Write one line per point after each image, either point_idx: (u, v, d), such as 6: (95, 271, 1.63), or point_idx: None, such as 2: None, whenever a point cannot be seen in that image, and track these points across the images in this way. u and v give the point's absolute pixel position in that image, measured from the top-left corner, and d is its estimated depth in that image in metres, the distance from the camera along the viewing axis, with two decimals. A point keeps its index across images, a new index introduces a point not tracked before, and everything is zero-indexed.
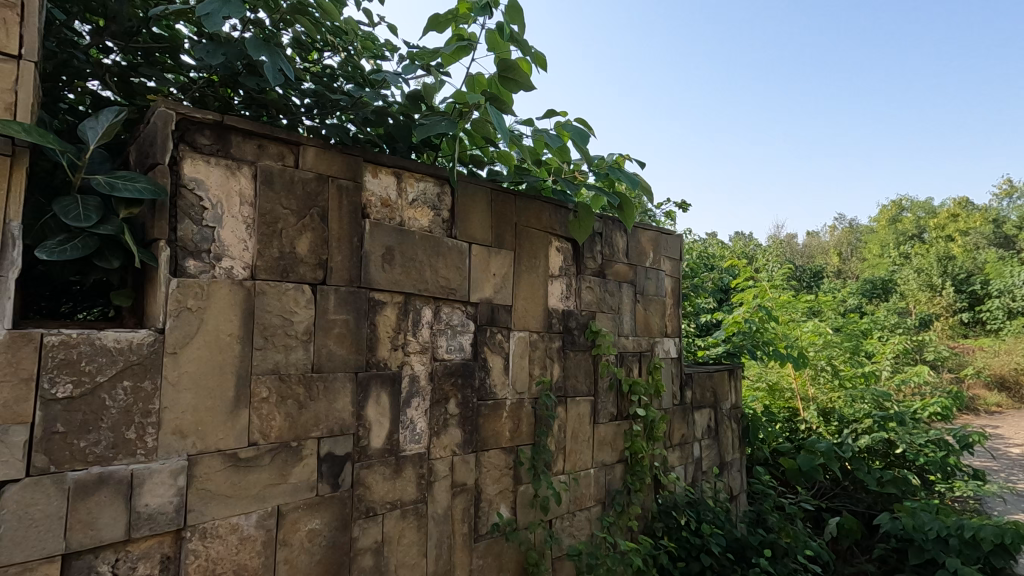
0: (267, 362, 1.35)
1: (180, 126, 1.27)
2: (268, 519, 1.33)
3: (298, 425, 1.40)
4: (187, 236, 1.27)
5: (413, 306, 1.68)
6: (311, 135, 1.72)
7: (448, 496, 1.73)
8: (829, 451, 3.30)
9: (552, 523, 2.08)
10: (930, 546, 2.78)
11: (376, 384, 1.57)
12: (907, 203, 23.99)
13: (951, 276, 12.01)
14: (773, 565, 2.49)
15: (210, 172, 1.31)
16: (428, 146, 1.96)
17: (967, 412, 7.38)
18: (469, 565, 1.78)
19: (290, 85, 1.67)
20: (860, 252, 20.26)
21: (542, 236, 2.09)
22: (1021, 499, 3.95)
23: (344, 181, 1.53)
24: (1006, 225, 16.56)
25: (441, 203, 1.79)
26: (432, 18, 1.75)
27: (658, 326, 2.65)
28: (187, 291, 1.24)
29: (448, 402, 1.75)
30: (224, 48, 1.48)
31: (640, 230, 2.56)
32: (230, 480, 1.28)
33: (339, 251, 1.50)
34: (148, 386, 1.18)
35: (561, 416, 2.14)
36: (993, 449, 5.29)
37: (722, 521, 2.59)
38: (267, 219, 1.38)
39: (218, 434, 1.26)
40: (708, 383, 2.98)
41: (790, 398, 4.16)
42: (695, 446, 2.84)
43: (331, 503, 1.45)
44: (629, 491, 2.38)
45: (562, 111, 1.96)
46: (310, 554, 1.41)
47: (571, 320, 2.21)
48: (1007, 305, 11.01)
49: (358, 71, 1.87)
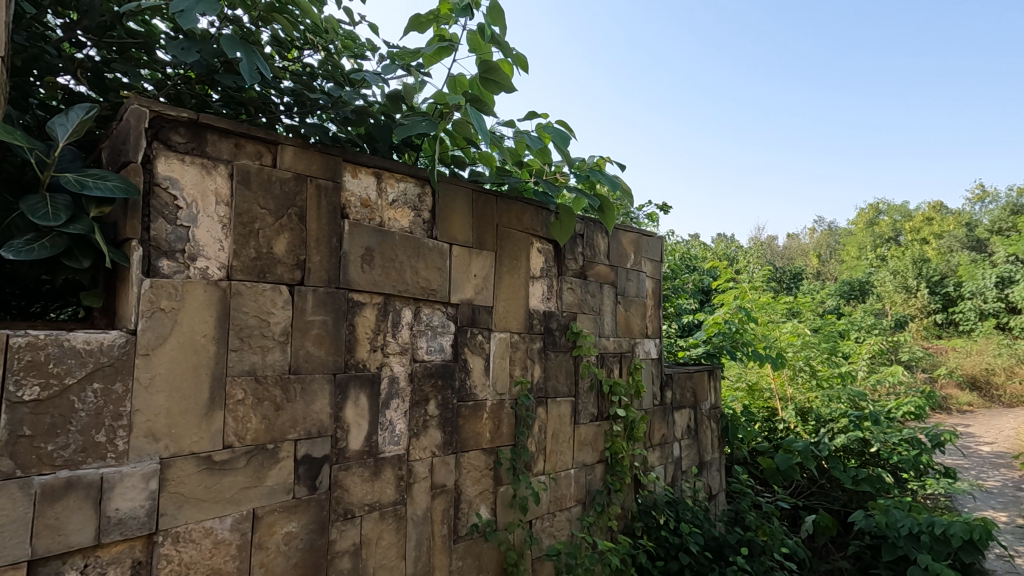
0: (243, 364, 1.34)
1: (153, 124, 1.25)
2: (244, 523, 1.32)
3: (275, 427, 1.39)
4: (161, 235, 1.25)
5: (393, 307, 1.67)
6: (290, 133, 1.71)
7: (427, 497, 1.73)
8: (806, 450, 3.36)
9: (532, 523, 2.09)
10: (903, 543, 2.86)
11: (355, 386, 1.56)
12: (884, 207, 24.49)
13: (925, 278, 12.31)
14: (750, 563, 2.53)
15: (185, 171, 1.29)
16: (409, 146, 1.95)
17: (940, 411, 7.55)
18: (449, 566, 1.78)
19: (269, 83, 1.65)
20: (838, 254, 20.62)
21: (523, 237, 2.10)
22: (990, 495, 4.06)
23: (323, 181, 1.51)
24: (978, 229, 16.98)
25: (421, 204, 1.78)
26: (413, 18, 1.74)
27: (638, 327, 2.67)
28: (160, 292, 1.22)
29: (428, 403, 1.75)
30: (199, 45, 1.46)
31: (621, 232, 2.58)
32: (204, 483, 1.26)
33: (318, 252, 1.49)
34: (119, 389, 1.16)
35: (542, 417, 2.14)
36: (964, 447, 5.43)
37: (700, 520, 2.63)
38: (244, 218, 1.36)
39: (191, 436, 1.25)
40: (688, 384, 3.02)
41: (768, 398, 4.22)
42: (674, 446, 2.87)
43: (308, 506, 1.44)
44: (608, 491, 2.40)
45: (544, 113, 1.97)
46: (287, 557, 1.40)
47: (553, 321, 2.21)
48: (978, 307, 11.28)
49: (338, 71, 1.85)
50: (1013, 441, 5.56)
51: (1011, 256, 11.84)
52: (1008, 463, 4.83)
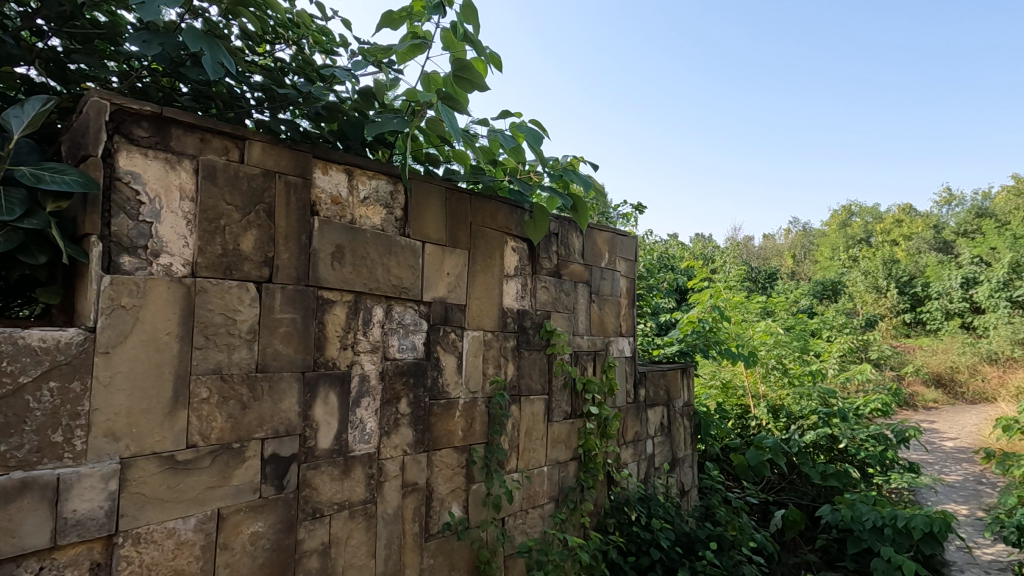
0: (209, 362, 1.32)
1: (114, 117, 1.23)
2: (208, 523, 1.30)
3: (240, 426, 1.37)
4: (122, 231, 1.23)
5: (364, 305, 1.66)
6: (259, 128, 1.68)
7: (398, 496, 1.72)
8: (776, 447, 3.42)
9: (504, 521, 2.09)
10: (867, 536, 2.93)
11: (324, 384, 1.55)
12: (858, 209, 25.03)
13: (894, 279, 12.64)
14: (719, 558, 2.58)
15: (148, 166, 1.27)
16: (382, 144, 1.95)
17: (907, 408, 7.75)
18: (420, 565, 1.78)
19: (238, 78, 1.63)
20: (812, 255, 21.03)
21: (497, 236, 2.10)
22: (952, 489, 4.19)
23: (293, 177, 1.50)
24: (945, 232, 17.45)
25: (393, 201, 1.77)
26: (385, 15, 1.73)
27: (612, 326, 2.70)
28: (121, 289, 1.19)
29: (400, 401, 1.75)
30: (162, 37, 1.43)
31: (596, 231, 2.61)
32: (166, 483, 1.24)
33: (286, 249, 1.47)
34: (77, 387, 1.13)
35: (515, 414, 2.15)
36: (928, 442, 5.60)
37: (671, 516, 2.67)
38: (210, 215, 1.34)
39: (154, 435, 1.23)
40: (661, 382, 3.05)
41: (741, 395, 4.29)
42: (647, 442, 2.91)
43: (275, 506, 1.43)
44: (581, 488, 2.41)
45: (517, 112, 1.98)
46: (253, 557, 1.38)
47: (526, 319, 2.22)
48: (945, 307, 11.58)
49: (310, 66, 1.84)
50: (975, 437, 5.73)
51: (976, 257, 12.19)
52: (970, 458, 4.98)
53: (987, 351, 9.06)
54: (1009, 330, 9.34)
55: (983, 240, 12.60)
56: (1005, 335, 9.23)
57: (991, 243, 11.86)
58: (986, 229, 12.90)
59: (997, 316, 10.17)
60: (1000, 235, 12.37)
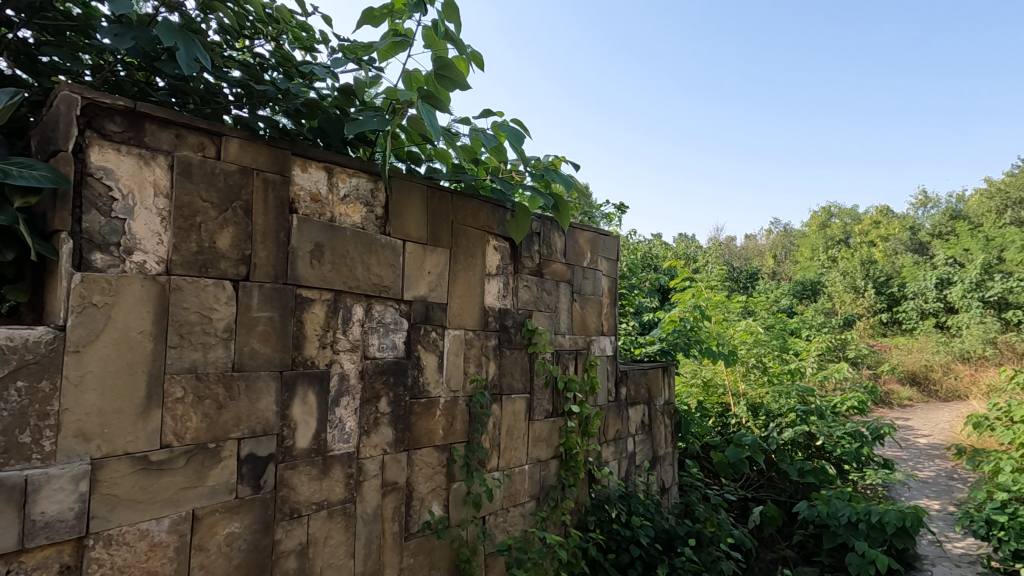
0: (183, 361, 1.30)
1: (86, 112, 1.20)
2: (182, 524, 1.29)
3: (216, 426, 1.35)
4: (94, 228, 1.20)
5: (343, 304, 1.65)
6: (237, 125, 1.66)
7: (377, 495, 1.72)
8: (755, 444, 3.47)
9: (485, 519, 2.10)
10: (842, 531, 2.99)
11: (303, 384, 1.54)
12: (836, 211, 25.51)
13: (871, 279, 12.89)
14: (698, 555, 2.62)
15: (121, 161, 1.24)
16: (362, 142, 1.94)
17: (882, 405, 7.92)
18: (400, 564, 1.77)
19: (215, 74, 1.61)
20: (792, 255, 21.35)
21: (479, 235, 2.10)
22: (924, 485, 4.28)
23: (271, 174, 1.48)
24: (921, 233, 17.81)
25: (374, 199, 1.76)
26: (366, 12, 1.72)
27: (594, 325, 2.71)
28: (92, 287, 1.17)
29: (379, 400, 1.74)
30: (135, 32, 1.40)
31: (577, 231, 2.62)
32: (139, 484, 1.23)
33: (264, 246, 1.46)
34: (46, 387, 1.11)
35: (496, 413, 2.16)
36: (903, 439, 5.72)
37: (651, 513, 2.69)
38: (185, 212, 1.32)
39: (126, 435, 1.21)
40: (643, 380, 3.08)
41: (722, 394, 4.35)
42: (628, 441, 2.93)
43: (252, 506, 1.41)
44: (562, 487, 2.43)
45: (499, 112, 1.98)
46: (229, 558, 1.37)
47: (508, 318, 2.22)
48: (920, 306, 11.81)
49: (290, 62, 1.81)
50: (947, 433, 5.87)
51: (950, 258, 12.46)
52: (942, 454, 5.10)
53: (959, 350, 9.26)
54: (981, 329, 9.57)
55: (957, 242, 12.90)
56: (976, 334, 9.45)
57: (964, 245, 12.14)
58: (959, 230, 13.22)
59: (969, 315, 10.41)
60: (972, 236, 12.66)
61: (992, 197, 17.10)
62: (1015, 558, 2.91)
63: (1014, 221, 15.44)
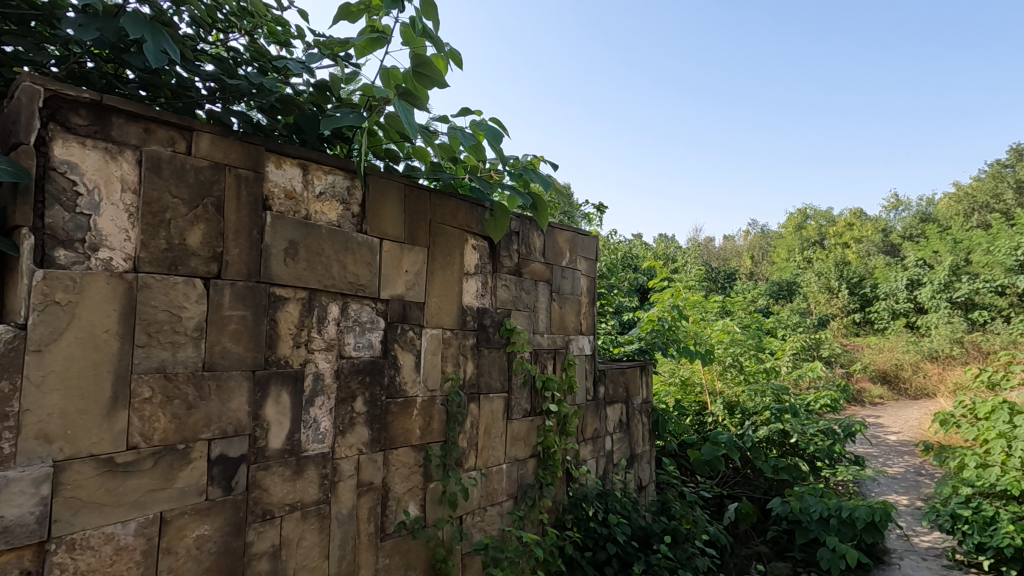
0: (151, 360, 1.27)
1: (49, 104, 1.16)
2: (150, 527, 1.26)
3: (186, 426, 1.33)
4: (57, 224, 1.17)
5: (318, 302, 1.63)
6: (211, 119, 1.62)
7: (353, 496, 1.70)
8: (730, 442, 3.53)
9: (462, 518, 2.10)
10: (814, 527, 3.06)
11: (276, 383, 1.51)
12: (811, 213, 26.07)
13: (845, 280, 13.20)
14: (673, 551, 2.66)
15: (86, 156, 1.21)
16: (339, 139, 1.92)
17: (854, 403, 8.09)
18: (375, 565, 1.76)
19: (187, 68, 1.57)
20: (769, 256, 21.71)
21: (457, 234, 2.09)
22: (893, 480, 4.40)
23: (243, 171, 1.46)
24: (892, 236, 18.26)
25: (351, 197, 1.74)
26: (343, 7, 1.70)
27: (573, 325, 2.73)
28: (55, 284, 1.14)
29: (355, 400, 1.72)
30: (100, 23, 1.36)
31: (556, 231, 2.63)
32: (105, 487, 1.20)
33: (236, 244, 1.43)
34: (5, 387, 1.08)
35: (473, 412, 2.15)
36: (873, 437, 5.87)
37: (628, 511, 2.71)
38: (154, 208, 1.29)
39: (91, 437, 1.18)
40: (621, 379, 3.11)
41: (699, 392, 4.41)
42: (606, 439, 2.95)
43: (223, 508, 1.39)
44: (540, 485, 2.44)
45: (477, 110, 1.98)
46: (199, 561, 1.34)
47: (486, 317, 2.22)
48: (892, 307, 12.09)
49: (264, 57, 1.79)
50: (916, 430, 6.03)
51: (920, 260, 12.78)
52: (911, 451, 5.24)
53: (928, 349, 9.51)
54: (949, 329, 9.85)
55: (927, 244, 13.28)
56: (944, 334, 9.74)
57: (934, 247, 12.48)
58: (929, 233, 13.61)
59: (938, 315, 10.70)
60: (941, 238, 13.01)
61: (960, 201, 17.64)
62: (978, 551, 3.02)
63: (981, 224, 15.94)
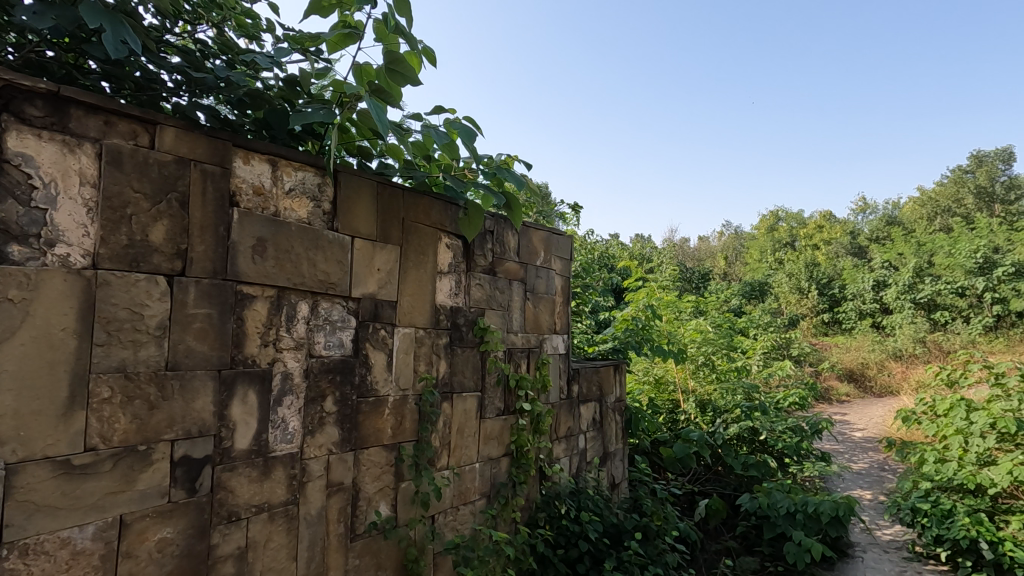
0: (111, 360, 1.24)
1: (3, 94, 1.12)
2: (109, 531, 1.23)
3: (147, 427, 1.29)
4: (11, 218, 1.13)
5: (287, 301, 1.61)
6: (177, 112, 1.59)
7: (322, 496, 1.68)
8: (701, 439, 3.60)
9: (434, 518, 2.09)
10: (781, 522, 3.13)
11: (242, 383, 1.49)
12: (783, 215, 26.68)
13: (815, 280, 13.51)
14: (644, 547, 2.69)
15: (42, 148, 1.17)
16: (310, 135, 1.90)
17: (822, 402, 8.30)
18: (345, 565, 1.74)
19: (152, 59, 1.54)
20: (741, 257, 22.09)
21: (430, 233, 2.08)
22: (858, 476, 4.52)
23: (209, 166, 1.43)
24: (860, 238, 18.73)
25: (322, 194, 1.72)
26: (314, 1, 1.68)
27: (547, 324, 2.74)
28: (8, 281, 1.10)
29: (324, 399, 1.70)
30: (57, 10, 1.31)
31: (531, 230, 2.64)
32: (61, 490, 1.16)
33: (202, 241, 1.40)
34: None
35: (446, 412, 2.15)
36: (840, 433, 6.03)
37: (600, 508, 2.74)
38: (114, 203, 1.26)
39: (46, 438, 1.14)
40: (595, 378, 3.13)
41: (672, 390, 4.47)
42: (579, 437, 2.98)
43: (186, 510, 1.36)
44: (513, 484, 2.44)
45: (451, 108, 1.97)
46: (160, 565, 1.32)
47: (459, 316, 2.22)
48: (858, 307, 12.44)
49: (233, 50, 1.76)
50: (880, 427, 6.21)
51: (886, 261, 13.14)
52: (875, 447, 5.40)
53: (893, 349, 9.80)
54: (912, 329, 10.16)
55: (892, 246, 13.68)
56: (907, 334, 10.05)
57: (899, 249, 12.85)
58: (895, 235, 14.00)
59: (902, 315, 11.03)
60: (906, 241, 13.41)
61: (924, 206, 18.23)
62: (936, 543, 3.12)
63: (942, 227, 16.48)
